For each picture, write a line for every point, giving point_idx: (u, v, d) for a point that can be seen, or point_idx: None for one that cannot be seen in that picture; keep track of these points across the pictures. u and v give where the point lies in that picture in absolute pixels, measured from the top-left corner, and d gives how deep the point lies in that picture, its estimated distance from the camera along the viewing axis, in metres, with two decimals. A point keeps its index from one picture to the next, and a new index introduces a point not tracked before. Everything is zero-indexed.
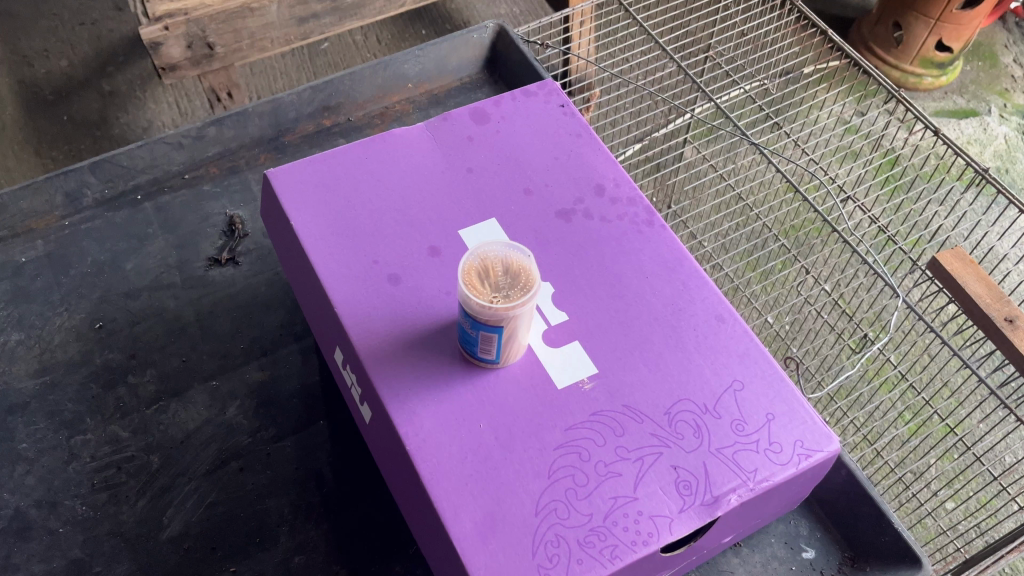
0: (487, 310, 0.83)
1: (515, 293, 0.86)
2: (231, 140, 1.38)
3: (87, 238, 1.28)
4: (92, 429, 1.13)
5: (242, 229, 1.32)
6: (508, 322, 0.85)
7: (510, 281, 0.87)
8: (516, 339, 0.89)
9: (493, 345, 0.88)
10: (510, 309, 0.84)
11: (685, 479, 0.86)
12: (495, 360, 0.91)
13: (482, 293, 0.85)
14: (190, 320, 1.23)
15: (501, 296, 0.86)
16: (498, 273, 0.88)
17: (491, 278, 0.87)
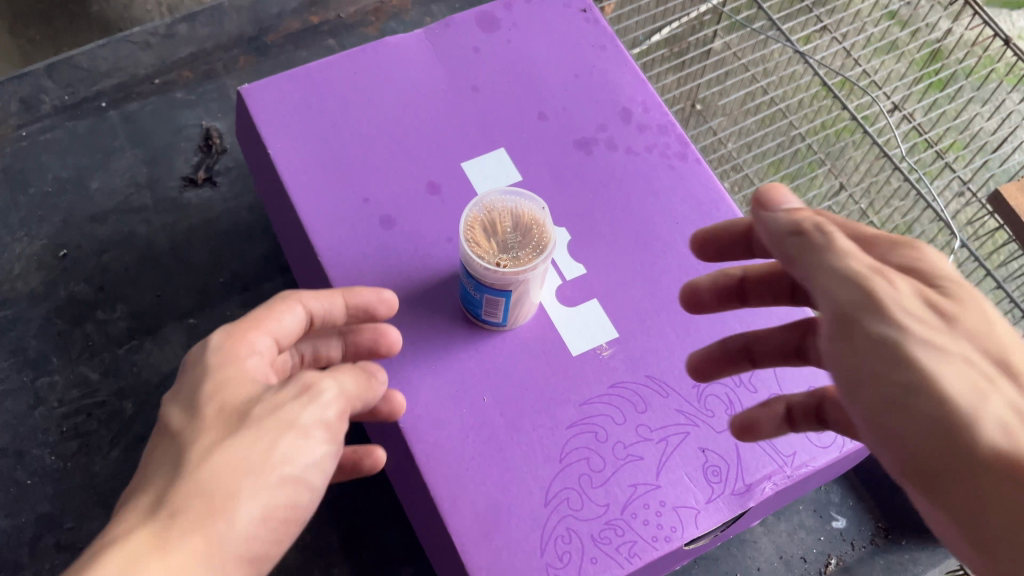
0: (494, 275, 0.71)
1: (526, 253, 0.74)
2: (206, 39, 1.23)
3: (48, 151, 1.14)
4: (59, 370, 1.02)
5: (220, 145, 1.18)
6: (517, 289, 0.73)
7: (519, 238, 0.75)
8: (525, 305, 0.78)
9: (498, 309, 0.76)
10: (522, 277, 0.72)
11: (714, 464, 0.76)
12: (502, 322, 0.79)
13: (487, 251, 0.73)
14: (164, 247, 1.11)
15: (509, 257, 0.74)
16: (506, 227, 0.76)
17: (498, 234, 0.75)
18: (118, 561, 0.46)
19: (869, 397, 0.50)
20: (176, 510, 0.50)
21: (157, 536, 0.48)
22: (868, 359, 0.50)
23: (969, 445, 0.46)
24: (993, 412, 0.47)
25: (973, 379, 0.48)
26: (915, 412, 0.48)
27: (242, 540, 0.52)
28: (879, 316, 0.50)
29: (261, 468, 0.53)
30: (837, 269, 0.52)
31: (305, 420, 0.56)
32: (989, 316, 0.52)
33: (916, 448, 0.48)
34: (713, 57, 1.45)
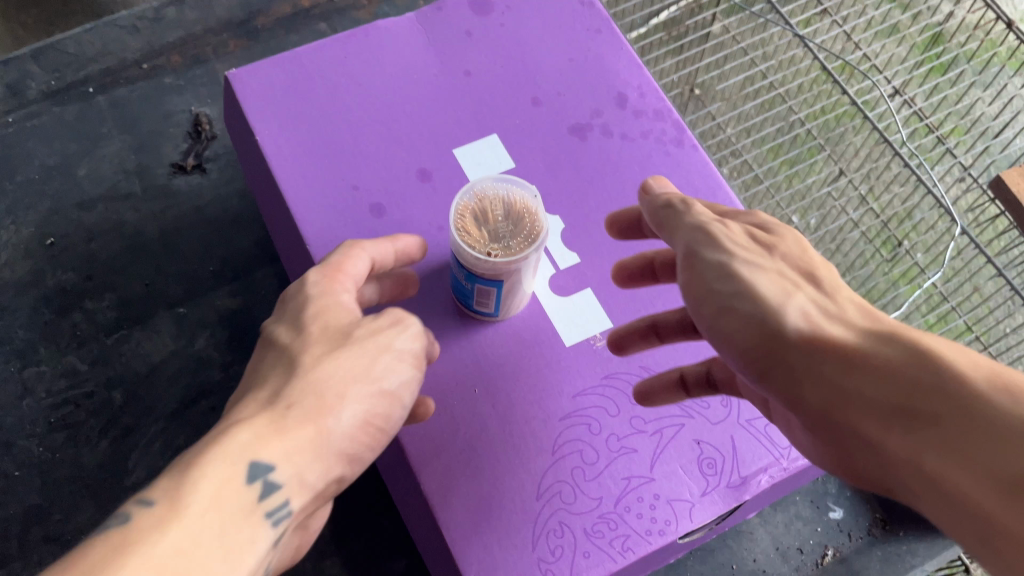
0: (487, 264, 0.70)
1: (517, 243, 0.72)
2: (195, 23, 1.21)
3: (34, 138, 1.12)
4: (46, 360, 1.01)
5: (209, 131, 1.17)
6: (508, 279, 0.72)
7: (510, 228, 0.73)
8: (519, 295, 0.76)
9: (491, 300, 0.75)
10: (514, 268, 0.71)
11: (709, 456, 0.75)
12: (493, 313, 0.77)
13: (477, 241, 0.71)
14: (153, 235, 1.09)
15: (500, 246, 0.72)
16: (498, 216, 0.73)
17: (489, 224, 0.73)
18: (246, 436, 0.54)
19: (707, 307, 0.60)
20: (292, 402, 0.58)
21: (275, 420, 0.56)
22: (706, 278, 0.60)
23: (782, 330, 0.57)
24: (802, 307, 0.58)
25: (789, 287, 0.59)
26: (743, 312, 0.58)
27: (343, 436, 0.59)
28: (712, 246, 0.61)
29: (362, 381, 0.60)
30: (688, 222, 0.64)
31: (397, 347, 0.63)
32: (808, 251, 0.64)
33: (746, 342, 0.58)
34: (711, 41, 1.42)
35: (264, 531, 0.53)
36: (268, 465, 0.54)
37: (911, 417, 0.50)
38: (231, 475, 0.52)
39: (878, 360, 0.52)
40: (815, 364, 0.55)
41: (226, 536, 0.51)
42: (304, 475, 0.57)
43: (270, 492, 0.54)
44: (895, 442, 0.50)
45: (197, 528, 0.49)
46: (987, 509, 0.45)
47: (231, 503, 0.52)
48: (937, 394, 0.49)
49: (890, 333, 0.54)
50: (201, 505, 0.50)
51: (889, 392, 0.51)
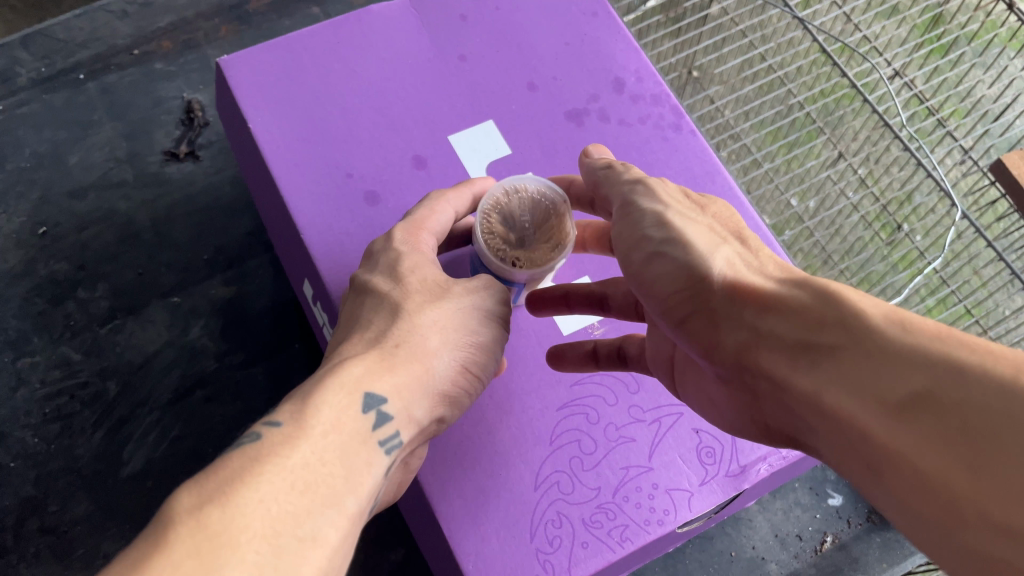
0: (509, 277, 0.68)
1: (541, 250, 0.69)
2: (185, 8, 1.20)
3: (24, 126, 1.11)
4: (39, 350, 1.00)
5: (202, 118, 1.15)
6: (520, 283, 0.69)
7: (536, 235, 0.70)
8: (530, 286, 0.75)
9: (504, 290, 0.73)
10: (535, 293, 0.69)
11: (707, 445, 0.75)
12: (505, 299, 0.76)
13: (499, 246, 0.69)
14: (146, 224, 1.08)
15: (522, 254, 0.69)
16: (524, 220, 0.70)
17: (514, 229, 0.70)
18: (359, 368, 0.55)
19: (636, 254, 0.58)
20: (399, 341, 0.59)
21: (385, 356, 0.57)
22: (635, 224, 0.58)
23: (703, 275, 0.54)
24: (728, 257, 0.56)
25: (714, 239, 0.57)
26: (666, 259, 0.56)
27: (443, 381, 0.60)
28: (647, 198, 0.60)
29: (462, 332, 0.61)
30: (620, 180, 0.64)
31: (491, 305, 0.63)
32: (737, 220, 0.63)
33: (670, 289, 0.56)
34: (709, 24, 1.40)
35: (381, 461, 0.54)
36: (381, 397, 0.55)
37: (821, 355, 0.47)
38: (348, 403, 0.53)
39: (791, 302, 0.50)
40: (734, 310, 0.52)
41: (348, 459, 0.51)
42: (411, 413, 0.57)
43: (383, 422, 0.54)
44: (805, 382, 0.47)
45: (320, 448, 0.50)
46: (890, 438, 0.42)
47: (350, 428, 0.52)
48: (844, 328, 0.46)
49: (804, 277, 0.52)
50: (322, 427, 0.51)
51: (801, 332, 0.48)
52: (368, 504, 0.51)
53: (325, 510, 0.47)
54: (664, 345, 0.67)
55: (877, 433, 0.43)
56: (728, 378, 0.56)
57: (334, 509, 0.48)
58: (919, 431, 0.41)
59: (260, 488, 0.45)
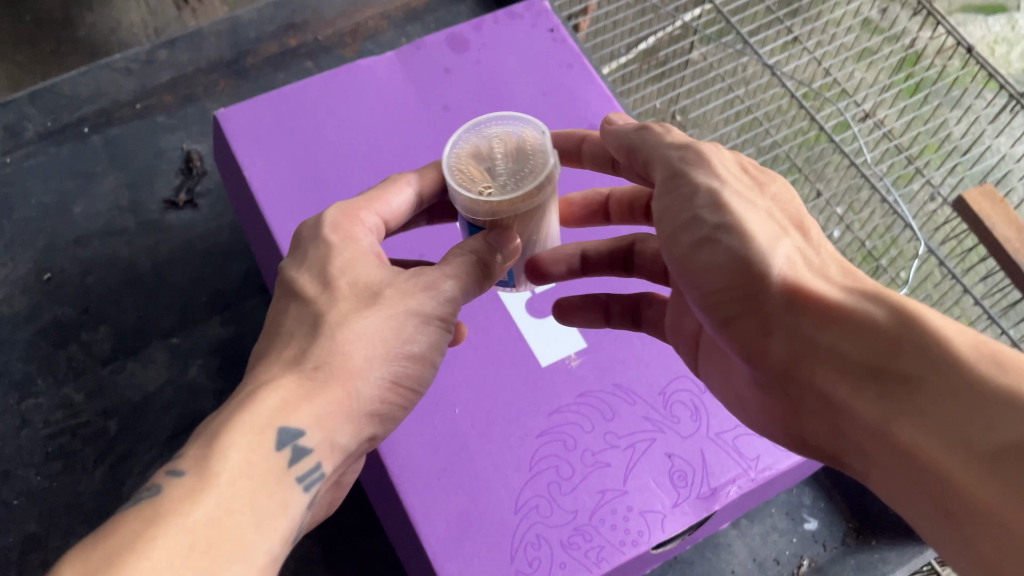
0: (489, 207, 0.64)
1: (519, 182, 0.66)
2: (187, 63, 1.26)
3: (31, 177, 1.17)
4: (44, 391, 1.04)
5: (200, 166, 1.20)
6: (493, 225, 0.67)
7: (512, 166, 0.67)
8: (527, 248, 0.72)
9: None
10: (501, 249, 0.66)
11: (680, 469, 0.79)
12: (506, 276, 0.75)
13: (478, 183, 0.66)
14: (146, 268, 1.13)
15: (501, 183, 0.66)
16: (498, 158, 0.68)
17: (489, 166, 0.67)
18: (272, 403, 0.54)
19: (685, 236, 0.59)
20: (320, 362, 0.57)
21: (304, 383, 0.56)
22: (688, 202, 0.59)
23: (763, 275, 0.55)
24: (789, 252, 0.56)
25: (776, 229, 0.57)
26: (723, 250, 0.57)
27: (369, 401, 0.58)
28: (706, 171, 0.60)
29: (390, 347, 0.59)
30: (664, 143, 0.64)
31: (427, 313, 0.61)
32: (793, 197, 0.62)
33: (727, 284, 0.56)
34: (686, 71, 1.47)
35: (295, 497, 0.54)
36: (298, 430, 0.54)
37: (888, 378, 0.48)
38: (257, 443, 0.52)
39: (858, 314, 0.50)
40: (794, 316, 0.53)
41: (255, 503, 0.51)
42: (334, 440, 0.57)
43: (299, 457, 0.54)
44: (869, 405, 0.49)
45: (225, 497, 0.49)
46: (972, 485, 0.43)
47: (260, 471, 0.52)
48: (918, 356, 0.47)
49: (875, 288, 0.52)
50: (230, 474, 0.50)
51: (872, 349, 0.49)
52: (283, 546, 0.52)
53: (231, 566, 0.47)
54: (691, 323, 0.72)
55: (958, 477, 0.44)
56: (773, 383, 0.57)
57: (241, 564, 0.48)
58: (1007, 484, 0.42)
59: (154, 552, 0.45)
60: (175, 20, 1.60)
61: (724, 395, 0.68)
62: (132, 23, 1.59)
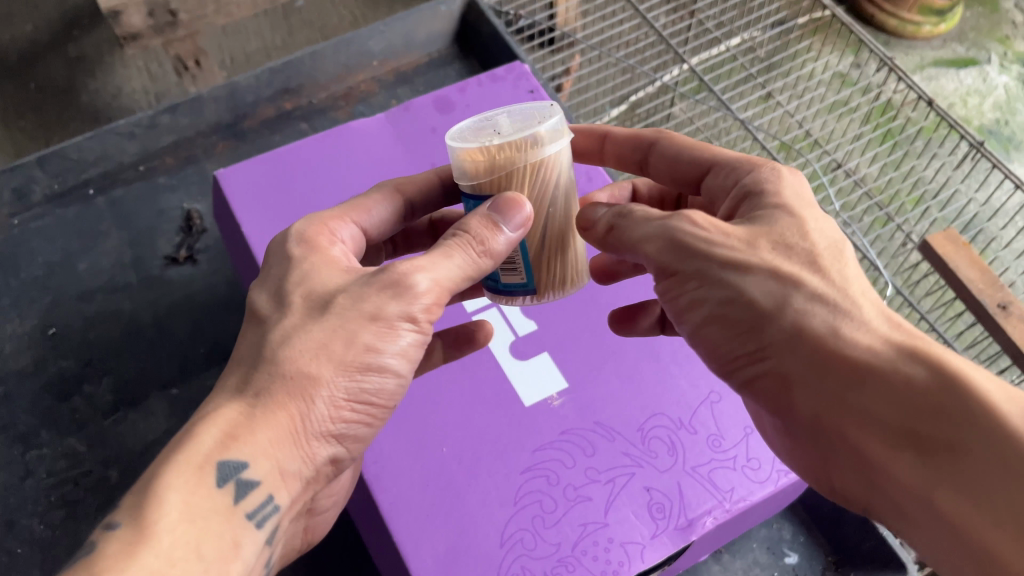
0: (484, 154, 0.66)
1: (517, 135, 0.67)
2: (187, 127, 1.31)
3: (38, 238, 1.22)
4: (47, 443, 1.07)
5: (200, 225, 1.26)
6: (507, 176, 0.67)
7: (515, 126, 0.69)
8: (544, 231, 0.71)
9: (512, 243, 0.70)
10: (508, 222, 0.64)
11: (658, 501, 0.82)
12: (524, 279, 0.73)
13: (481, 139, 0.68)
14: (147, 322, 1.17)
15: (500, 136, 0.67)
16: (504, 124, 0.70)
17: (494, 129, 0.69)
18: (211, 441, 0.56)
19: (706, 306, 0.63)
20: (260, 390, 0.58)
21: (245, 414, 0.58)
22: (690, 287, 0.63)
23: (790, 336, 0.58)
24: (803, 308, 0.58)
25: (785, 286, 0.59)
26: (740, 322, 0.60)
27: (316, 421, 0.60)
28: (686, 256, 0.63)
29: (337, 361, 0.60)
30: (640, 234, 0.66)
31: (390, 313, 0.61)
32: (805, 226, 0.62)
33: (756, 344, 0.60)
34: (665, 127, 1.54)
35: (245, 527, 0.56)
36: (240, 462, 0.56)
37: (925, 445, 0.53)
38: (197, 481, 0.54)
39: (893, 378, 0.54)
40: (824, 377, 0.57)
41: (203, 537, 0.53)
42: (280, 466, 0.59)
43: (243, 490, 0.56)
44: (904, 469, 0.54)
45: (175, 534, 0.51)
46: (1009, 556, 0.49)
47: (203, 506, 0.54)
48: (959, 424, 0.52)
49: (904, 345, 0.56)
50: (171, 518, 0.52)
51: (908, 415, 0.53)
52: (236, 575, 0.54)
53: None
54: None
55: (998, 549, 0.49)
56: (799, 431, 0.61)
57: None
58: None
59: None
60: (174, 86, 1.67)
61: (760, 430, 0.75)
62: (133, 89, 1.67)
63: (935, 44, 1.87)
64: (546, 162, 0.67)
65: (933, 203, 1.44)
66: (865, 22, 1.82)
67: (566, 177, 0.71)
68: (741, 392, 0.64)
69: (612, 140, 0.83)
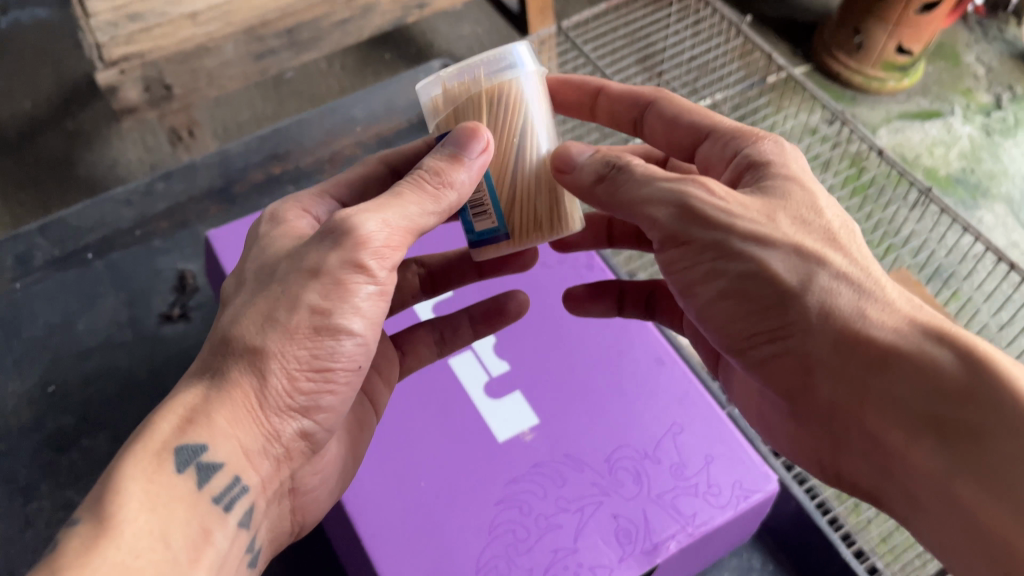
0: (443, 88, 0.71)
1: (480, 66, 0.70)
2: (180, 193, 1.41)
3: (39, 301, 1.29)
4: (46, 495, 1.11)
5: (193, 283, 1.32)
6: (463, 105, 0.70)
7: None
8: (513, 168, 0.72)
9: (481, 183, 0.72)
10: (462, 148, 0.66)
11: (625, 527, 0.87)
12: (496, 225, 0.73)
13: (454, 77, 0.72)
14: (143, 377, 1.23)
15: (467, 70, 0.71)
16: None
17: None
18: (170, 429, 0.59)
19: (722, 281, 0.66)
20: (216, 375, 0.62)
21: (201, 402, 0.61)
22: (704, 257, 0.66)
23: (813, 317, 0.62)
24: (828, 286, 0.62)
25: (807, 262, 0.63)
26: (758, 300, 0.64)
27: (274, 396, 0.62)
28: (704, 226, 0.66)
29: (283, 329, 0.62)
30: (644, 195, 0.68)
31: (331, 265, 0.63)
32: (818, 203, 0.67)
33: (775, 326, 0.64)
34: None
35: (211, 511, 0.59)
36: (199, 445, 0.59)
37: (947, 429, 0.56)
38: (155, 467, 0.57)
39: (921, 359, 0.58)
40: (849, 357, 0.61)
41: (168, 524, 0.55)
42: (244, 446, 0.62)
43: (203, 476, 0.59)
44: (923, 453, 0.57)
45: (136, 524, 0.53)
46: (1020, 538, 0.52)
47: (165, 493, 0.57)
48: (983, 410, 0.55)
49: (931, 331, 0.60)
50: (134, 509, 0.54)
51: (933, 397, 0.57)
52: (207, 560, 0.57)
53: None
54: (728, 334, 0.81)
55: (1009, 532, 0.52)
56: (816, 413, 0.65)
57: None
58: None
59: None
60: (169, 156, 1.76)
61: (763, 428, 0.80)
62: (130, 161, 1.76)
63: (900, 99, 1.91)
64: (504, 88, 0.69)
65: (898, 245, 1.49)
66: (834, 81, 1.94)
67: (535, 113, 0.72)
68: (754, 374, 0.68)
69: (608, 94, 0.89)
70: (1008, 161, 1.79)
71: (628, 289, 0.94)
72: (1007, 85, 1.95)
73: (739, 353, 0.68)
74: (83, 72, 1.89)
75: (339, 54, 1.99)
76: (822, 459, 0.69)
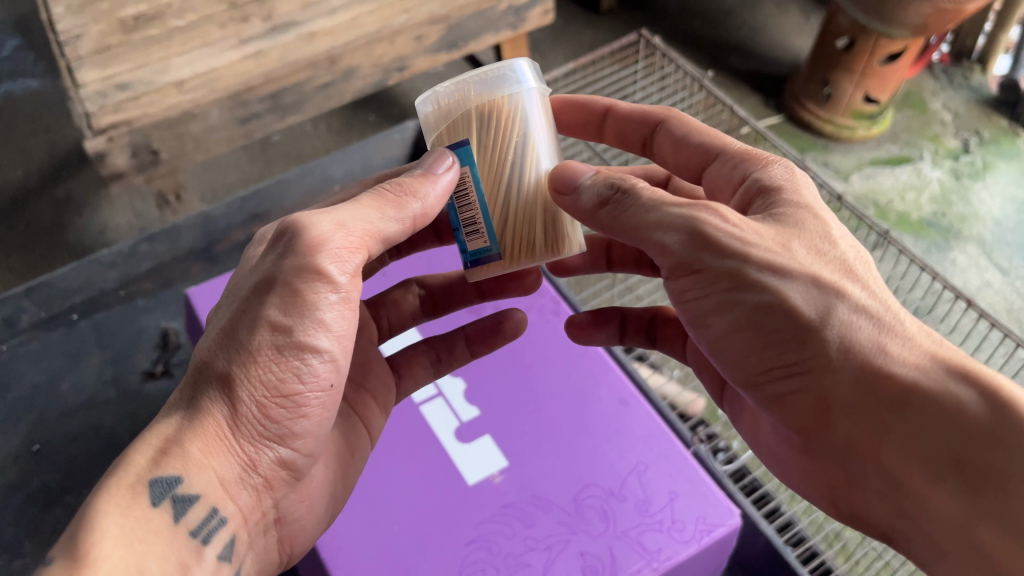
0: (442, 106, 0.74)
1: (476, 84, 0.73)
2: (164, 253, 1.44)
3: (25, 361, 1.32)
4: (30, 552, 1.13)
5: (175, 341, 1.36)
6: (456, 121, 0.73)
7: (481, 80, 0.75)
8: (507, 185, 0.74)
9: (474, 201, 0.74)
10: (428, 161, 0.72)
11: (592, 564, 0.90)
12: (488, 243, 0.74)
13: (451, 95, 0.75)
14: (126, 434, 1.25)
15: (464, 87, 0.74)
16: None
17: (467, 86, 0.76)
18: (143, 463, 0.62)
19: (736, 314, 0.66)
20: (189, 406, 0.66)
21: (174, 435, 0.64)
22: (719, 285, 0.66)
23: (834, 353, 0.63)
24: (848, 319, 0.63)
25: (826, 295, 0.64)
26: (776, 334, 0.64)
27: (242, 415, 0.66)
28: (717, 254, 0.65)
29: (248, 350, 0.66)
30: (649, 220, 0.68)
31: (287, 273, 0.67)
32: (830, 232, 0.68)
33: (793, 361, 0.64)
34: None
35: (189, 543, 0.62)
36: (173, 478, 0.62)
37: (969, 470, 0.57)
38: (130, 501, 0.60)
39: (945, 399, 0.59)
40: (872, 393, 0.61)
41: (148, 556, 0.58)
42: (219, 476, 0.65)
43: (179, 509, 0.62)
44: (945, 496, 0.58)
45: (111, 561, 0.55)
46: None
47: (139, 526, 0.59)
48: (1006, 452, 0.57)
49: (954, 370, 0.61)
50: (110, 540, 0.57)
51: (956, 438, 0.58)
52: None
53: None
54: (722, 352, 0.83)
55: None
56: (832, 447, 0.65)
57: None
58: None
59: None
60: (157, 219, 1.81)
61: (766, 457, 0.80)
62: (118, 224, 1.81)
63: (870, 146, 1.97)
64: (499, 108, 0.72)
65: None
66: (805, 129, 2.01)
67: (535, 132, 0.74)
68: (767, 408, 0.68)
69: (616, 114, 0.92)
70: (978, 204, 1.86)
71: (630, 316, 0.94)
72: (974, 130, 2.01)
73: (751, 388, 0.68)
74: (74, 141, 1.95)
75: (325, 116, 2.06)
76: (832, 497, 0.70)
